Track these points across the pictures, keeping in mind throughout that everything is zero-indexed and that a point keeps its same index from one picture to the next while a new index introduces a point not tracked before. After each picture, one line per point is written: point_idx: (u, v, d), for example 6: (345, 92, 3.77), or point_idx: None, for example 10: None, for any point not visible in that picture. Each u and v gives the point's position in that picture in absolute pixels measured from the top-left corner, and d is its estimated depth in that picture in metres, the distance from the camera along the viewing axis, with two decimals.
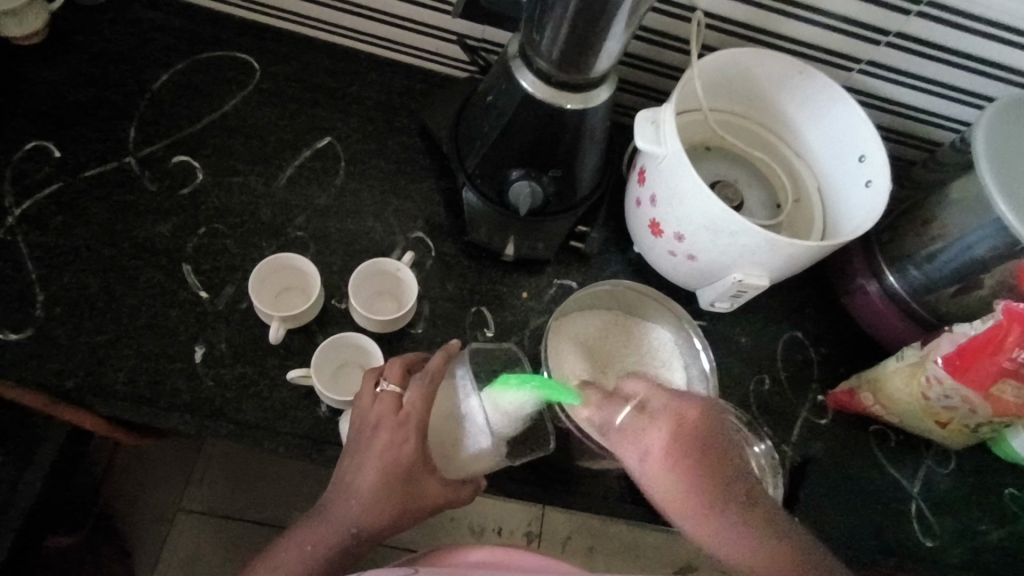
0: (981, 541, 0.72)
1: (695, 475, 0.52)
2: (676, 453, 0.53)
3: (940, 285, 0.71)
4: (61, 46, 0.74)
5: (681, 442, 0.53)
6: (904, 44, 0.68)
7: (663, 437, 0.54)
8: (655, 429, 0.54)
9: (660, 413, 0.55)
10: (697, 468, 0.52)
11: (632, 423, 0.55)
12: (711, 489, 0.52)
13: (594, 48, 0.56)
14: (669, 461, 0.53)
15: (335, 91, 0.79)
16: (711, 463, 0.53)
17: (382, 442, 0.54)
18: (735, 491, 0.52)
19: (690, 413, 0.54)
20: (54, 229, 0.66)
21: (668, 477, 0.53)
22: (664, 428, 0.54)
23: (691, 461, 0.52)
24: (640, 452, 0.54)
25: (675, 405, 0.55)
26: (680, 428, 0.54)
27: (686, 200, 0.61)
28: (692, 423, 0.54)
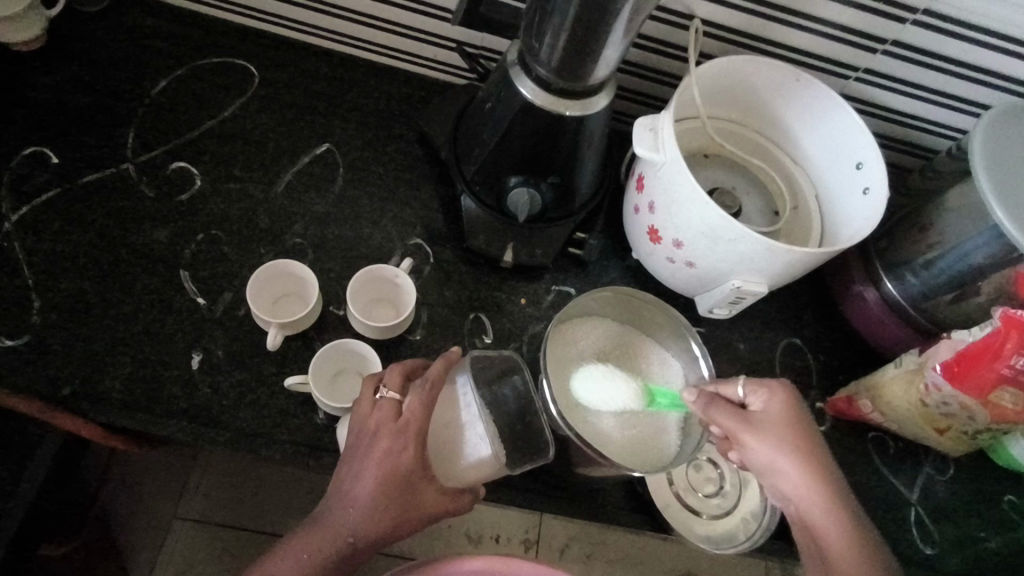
0: (981, 549, 0.71)
1: (813, 466, 0.55)
2: (793, 444, 0.55)
3: (937, 293, 0.71)
4: (59, 52, 0.74)
5: (793, 421, 0.56)
6: (900, 52, 0.68)
7: (784, 428, 0.56)
8: (779, 419, 0.56)
9: (781, 399, 0.57)
10: (812, 461, 0.55)
11: (764, 416, 0.57)
12: (830, 480, 0.54)
13: (594, 55, 0.56)
14: (804, 454, 0.55)
15: (334, 98, 0.79)
16: (819, 447, 0.56)
17: (381, 450, 0.54)
18: (840, 487, 0.54)
19: (790, 401, 0.57)
20: (52, 235, 0.66)
21: (803, 469, 0.54)
22: (777, 406, 0.57)
23: (801, 441, 0.55)
24: (780, 444, 0.55)
25: (776, 388, 0.57)
26: (792, 418, 0.56)
27: (686, 207, 0.61)
28: (794, 407, 0.57)
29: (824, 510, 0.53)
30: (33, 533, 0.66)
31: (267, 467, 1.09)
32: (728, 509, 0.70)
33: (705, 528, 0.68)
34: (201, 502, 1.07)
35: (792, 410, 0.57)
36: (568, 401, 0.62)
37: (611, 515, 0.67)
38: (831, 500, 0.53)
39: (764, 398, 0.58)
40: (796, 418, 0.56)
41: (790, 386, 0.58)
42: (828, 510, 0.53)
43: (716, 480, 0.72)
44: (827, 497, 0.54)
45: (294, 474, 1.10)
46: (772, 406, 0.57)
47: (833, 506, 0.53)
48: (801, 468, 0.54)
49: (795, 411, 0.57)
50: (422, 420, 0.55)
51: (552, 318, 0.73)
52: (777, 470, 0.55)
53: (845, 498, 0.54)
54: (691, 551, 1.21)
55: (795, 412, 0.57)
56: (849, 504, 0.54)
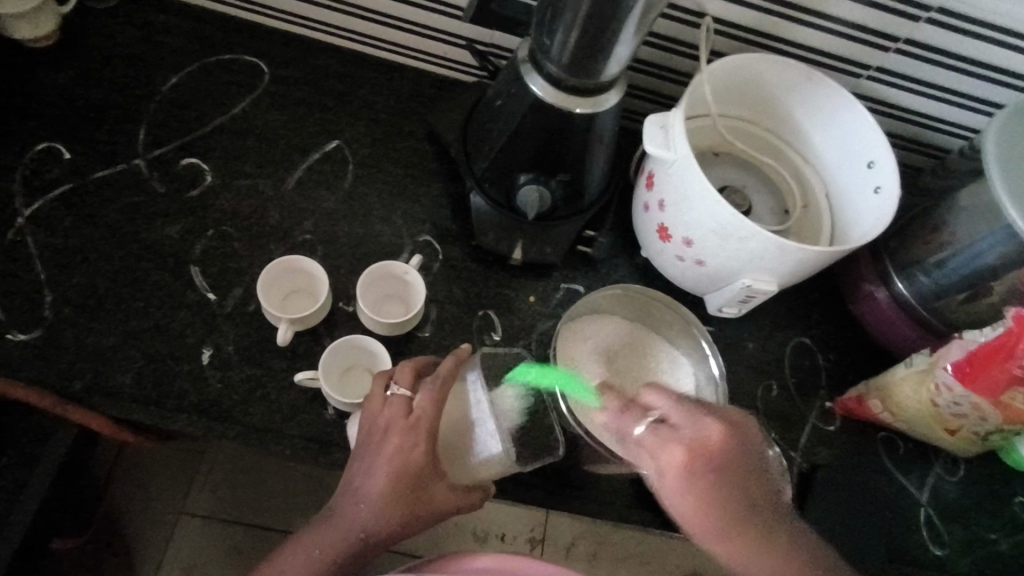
0: (991, 551, 0.71)
1: (711, 510, 0.51)
2: (687, 488, 0.52)
3: (948, 292, 0.70)
4: (72, 48, 0.74)
5: (695, 462, 0.52)
6: (913, 50, 0.68)
7: (683, 474, 0.52)
8: (676, 463, 0.52)
9: (670, 443, 0.52)
10: (705, 507, 0.51)
11: (664, 459, 0.53)
12: (736, 522, 0.52)
13: (605, 52, 0.56)
14: (693, 501, 0.52)
15: (344, 95, 0.79)
16: (713, 489, 0.51)
17: (392, 446, 0.54)
18: (744, 525, 0.52)
19: (712, 435, 0.52)
20: (64, 230, 0.66)
21: (698, 514, 0.52)
22: (676, 448, 0.52)
23: (704, 483, 0.51)
24: (677, 490, 0.52)
25: (666, 433, 0.53)
26: (692, 459, 0.52)
27: (697, 205, 0.61)
28: (716, 446, 0.52)
29: (719, 553, 0.52)
30: (44, 526, 0.67)
31: (273, 464, 1.09)
32: None
33: None
34: (208, 499, 1.08)
35: (706, 448, 0.52)
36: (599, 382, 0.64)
37: (619, 513, 0.66)
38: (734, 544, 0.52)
39: (666, 437, 0.53)
40: (708, 455, 0.51)
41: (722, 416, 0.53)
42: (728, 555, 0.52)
43: None
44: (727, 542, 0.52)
45: (301, 470, 1.10)
46: (669, 447, 0.52)
47: (730, 549, 0.52)
48: (699, 512, 0.52)
49: (690, 449, 0.52)
50: (434, 417, 0.55)
51: (561, 316, 0.73)
52: (681, 514, 0.53)
53: (753, 534, 0.52)
54: (698, 550, 1.21)
55: (691, 447, 0.52)
56: (743, 534, 0.52)
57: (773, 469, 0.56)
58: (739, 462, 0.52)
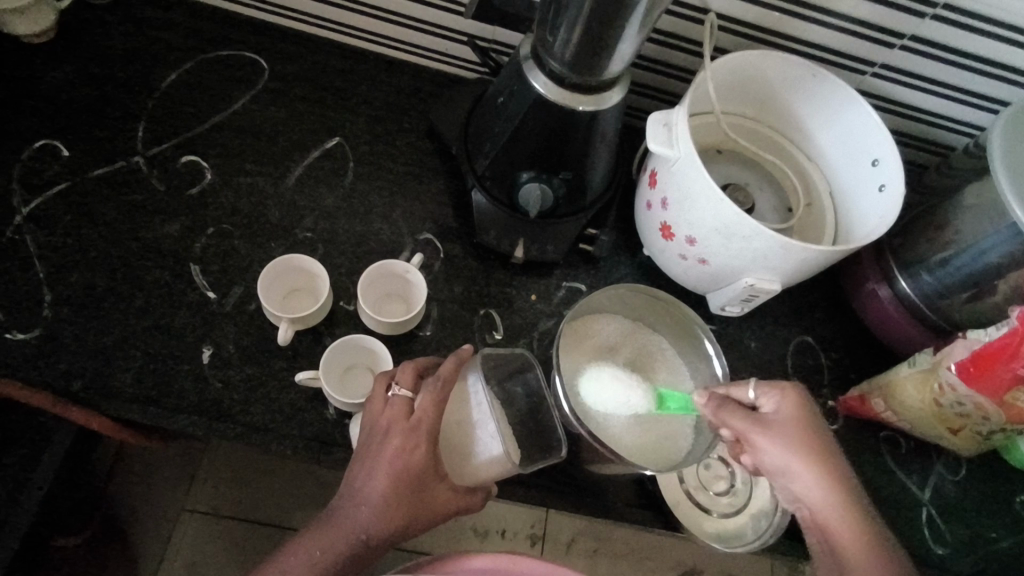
0: (993, 549, 0.71)
1: (830, 470, 0.52)
2: (810, 449, 0.53)
3: (953, 291, 0.70)
4: (70, 45, 0.73)
5: (805, 428, 0.54)
6: (918, 47, 0.67)
7: (795, 431, 0.54)
8: (792, 424, 0.54)
9: (794, 401, 0.55)
10: (843, 483, 0.52)
11: (775, 416, 0.55)
12: (844, 479, 0.53)
13: (609, 49, 0.55)
14: (819, 461, 0.53)
15: (344, 92, 0.79)
16: (837, 460, 0.53)
17: (394, 447, 0.54)
18: (856, 490, 0.53)
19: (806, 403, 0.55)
20: (63, 228, 0.66)
21: (817, 479, 0.52)
22: (786, 410, 0.54)
23: (816, 449, 0.53)
24: (793, 450, 0.53)
25: (787, 390, 0.55)
26: (802, 417, 0.54)
27: (699, 204, 0.61)
28: (813, 412, 0.55)
29: (842, 520, 0.51)
30: (45, 525, 0.66)
31: (274, 461, 1.09)
32: (738, 508, 0.69)
33: (714, 526, 0.68)
34: (209, 495, 1.08)
35: (800, 412, 0.55)
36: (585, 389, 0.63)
37: (620, 512, 0.66)
38: (847, 505, 0.51)
39: (771, 402, 0.55)
40: (817, 421, 0.55)
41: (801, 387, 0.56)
42: (843, 522, 0.51)
43: (727, 477, 0.72)
44: (844, 504, 0.51)
45: (302, 467, 1.10)
46: (790, 405, 0.55)
47: (858, 518, 0.51)
48: (816, 473, 0.52)
49: (816, 424, 0.54)
50: (434, 419, 0.55)
51: (562, 314, 0.72)
52: (791, 471, 0.53)
53: (864, 504, 0.52)
54: (698, 547, 1.21)
55: (807, 413, 0.55)
56: (871, 510, 0.52)
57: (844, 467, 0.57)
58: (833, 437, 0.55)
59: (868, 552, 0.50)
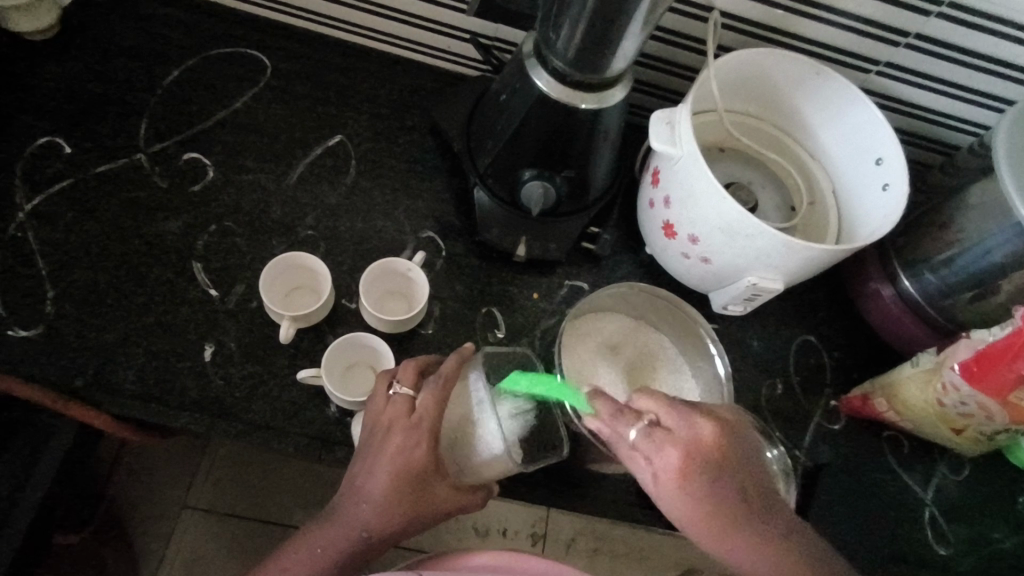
0: (995, 550, 0.71)
1: (720, 511, 0.51)
2: (698, 496, 0.51)
3: (957, 291, 0.70)
4: (72, 42, 0.73)
5: (691, 464, 0.51)
6: (922, 45, 0.67)
7: (681, 480, 0.51)
8: (679, 464, 0.51)
9: (661, 438, 0.51)
10: (721, 511, 0.51)
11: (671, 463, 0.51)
12: (723, 504, 0.51)
13: (612, 46, 0.55)
14: (707, 506, 0.51)
15: (346, 89, 0.78)
16: (718, 489, 0.51)
17: (395, 445, 0.54)
18: (742, 511, 0.51)
19: (704, 434, 0.52)
20: (65, 226, 0.66)
21: (701, 524, 0.51)
22: (672, 451, 0.51)
23: (697, 483, 0.50)
24: (680, 499, 0.51)
25: (685, 419, 0.52)
26: (687, 457, 0.51)
27: (702, 201, 0.61)
28: (701, 440, 0.51)
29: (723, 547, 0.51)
30: (47, 523, 0.66)
31: (275, 459, 1.09)
32: None
33: None
34: (210, 492, 1.08)
35: (698, 452, 0.51)
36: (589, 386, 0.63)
37: (622, 511, 0.66)
38: (732, 531, 0.51)
39: (649, 442, 0.52)
40: (716, 454, 0.51)
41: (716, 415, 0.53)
42: (743, 561, 0.51)
43: None
44: (727, 532, 0.51)
45: (303, 466, 1.10)
46: (670, 446, 0.51)
47: (738, 543, 0.51)
48: (687, 506, 0.51)
49: (696, 456, 0.51)
50: (435, 416, 0.55)
51: (564, 313, 0.72)
52: (662, 501, 0.52)
53: (753, 522, 0.51)
54: (700, 547, 1.20)
55: (703, 444, 0.52)
56: (758, 524, 0.52)
57: (760, 462, 0.55)
58: (733, 452, 0.52)
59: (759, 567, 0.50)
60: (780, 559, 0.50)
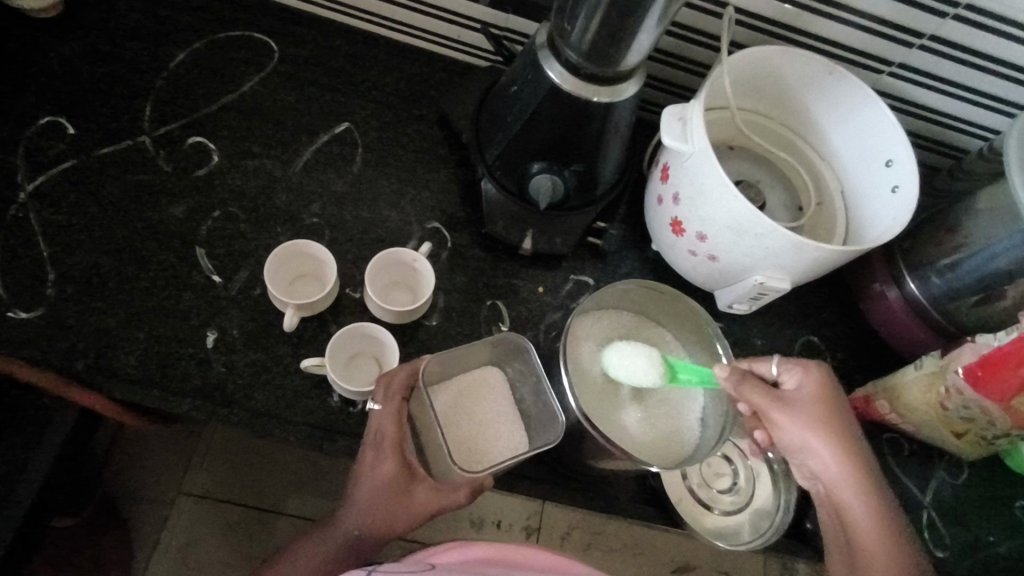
0: (991, 553, 0.71)
1: (849, 454, 0.55)
2: (843, 442, 0.56)
3: (961, 294, 0.70)
4: (77, 21, 0.72)
5: (831, 406, 0.57)
6: (937, 47, 0.66)
7: (826, 418, 0.56)
8: (816, 402, 0.56)
9: (816, 378, 0.57)
10: (854, 457, 0.55)
11: (797, 398, 0.57)
12: (860, 454, 0.56)
13: (627, 40, 0.54)
14: (845, 444, 0.56)
15: (353, 76, 0.77)
16: (857, 439, 0.56)
17: (367, 461, 0.56)
18: (870, 471, 0.56)
19: (826, 383, 0.57)
20: (68, 207, 0.65)
21: (842, 463, 0.55)
22: (811, 386, 0.57)
23: (837, 424, 0.56)
24: (835, 447, 0.55)
25: (812, 371, 0.58)
26: (826, 402, 0.57)
27: (712, 199, 0.60)
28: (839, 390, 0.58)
29: (854, 497, 0.54)
30: (45, 507, 0.66)
31: (272, 447, 1.09)
32: (741, 505, 0.69)
33: (714, 522, 0.68)
34: (205, 479, 1.07)
35: (840, 395, 0.58)
36: (592, 383, 0.63)
37: (622, 506, 0.66)
38: (861, 479, 0.55)
39: (797, 379, 0.58)
40: (836, 399, 0.57)
41: (824, 367, 0.58)
42: (862, 499, 0.54)
43: (729, 474, 0.71)
44: (857, 478, 0.55)
45: (299, 453, 1.10)
46: (813, 386, 0.57)
47: (864, 493, 0.55)
48: (831, 441, 0.55)
49: (834, 404, 0.57)
50: (396, 425, 0.56)
51: (568, 309, 0.72)
52: (809, 444, 0.56)
53: (878, 485, 0.56)
54: (691, 542, 1.21)
55: (827, 392, 0.57)
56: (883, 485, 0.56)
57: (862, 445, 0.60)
58: (846, 407, 0.57)
59: (879, 525, 0.54)
60: (891, 519, 0.54)
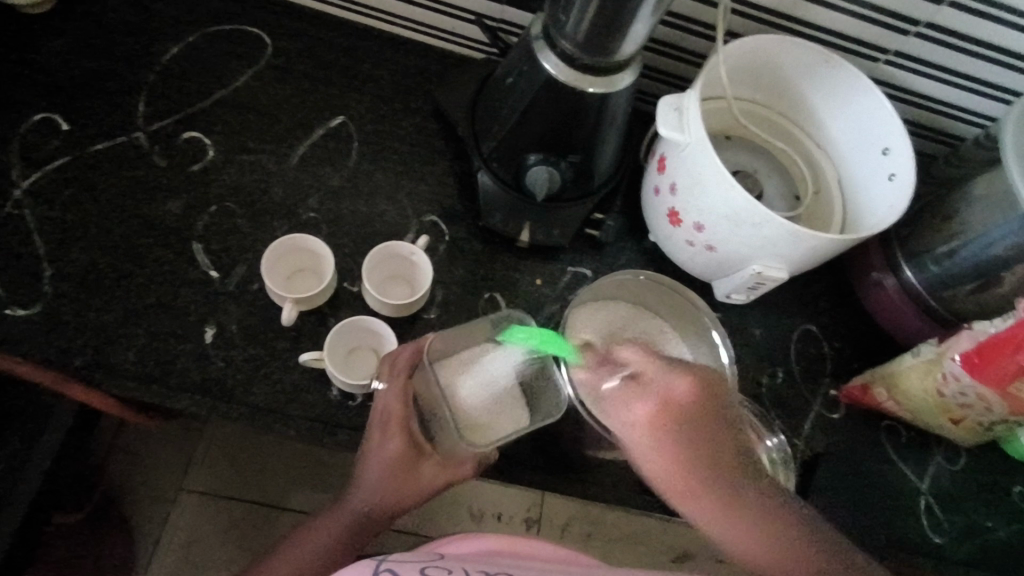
0: (988, 538, 0.71)
1: (680, 466, 0.54)
2: (677, 454, 0.54)
3: (958, 281, 0.70)
4: (69, 16, 0.72)
5: (662, 418, 0.55)
6: (933, 34, 0.66)
7: (654, 429, 0.55)
8: (646, 418, 0.55)
9: (680, 383, 0.55)
10: (696, 468, 0.54)
11: (632, 412, 0.56)
12: (685, 464, 0.54)
13: (623, 30, 0.54)
14: (673, 457, 0.54)
15: (348, 69, 0.77)
16: (683, 451, 0.54)
17: (374, 441, 0.59)
18: (738, 477, 0.55)
19: (680, 389, 0.55)
20: (63, 204, 0.65)
21: (667, 473, 0.55)
22: (643, 399, 0.55)
23: (670, 437, 0.54)
24: (654, 456, 0.55)
25: (679, 378, 0.55)
26: (694, 411, 0.55)
27: (709, 189, 0.60)
28: (679, 398, 0.55)
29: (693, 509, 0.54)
30: (47, 504, 0.66)
31: (272, 443, 1.09)
32: None
33: None
34: (206, 475, 1.07)
35: (692, 401, 0.55)
36: None
37: (623, 496, 0.67)
38: (681, 488, 0.54)
39: (662, 385, 0.55)
40: (689, 407, 0.55)
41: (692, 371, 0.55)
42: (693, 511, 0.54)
43: None
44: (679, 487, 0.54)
45: (299, 448, 1.10)
46: (667, 395, 0.55)
47: (710, 507, 0.53)
48: (660, 456, 0.55)
49: (663, 416, 0.55)
50: (402, 405, 0.59)
51: (566, 300, 0.72)
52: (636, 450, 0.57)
53: (741, 495, 0.54)
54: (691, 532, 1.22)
55: (689, 401, 0.55)
56: (748, 494, 0.54)
57: (741, 436, 0.57)
58: (708, 412, 0.55)
59: (754, 540, 0.52)
60: (754, 531, 0.52)
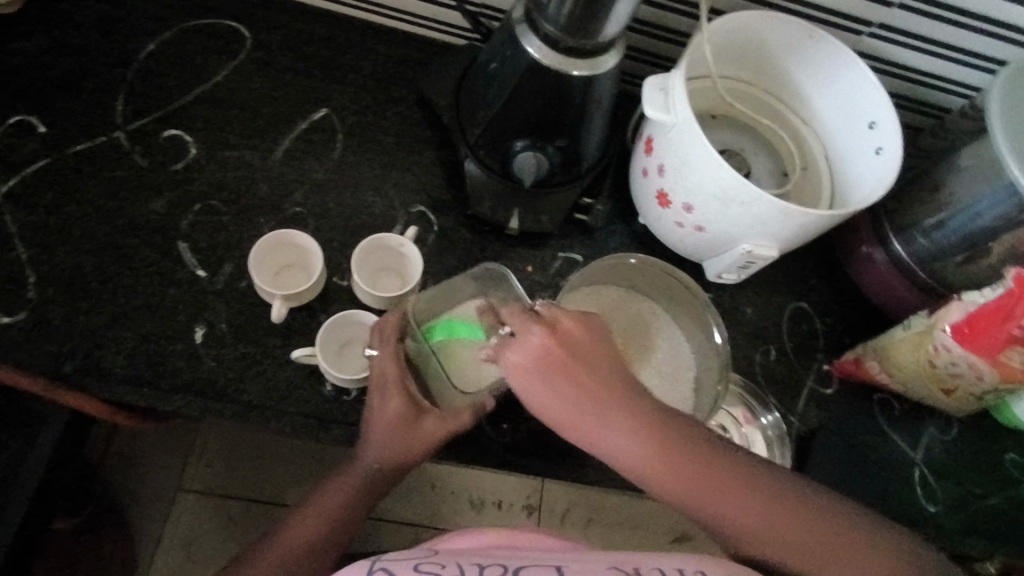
0: (982, 506, 0.72)
1: (563, 418, 0.53)
2: (554, 407, 0.53)
3: (947, 253, 0.71)
4: (41, 15, 0.70)
5: (528, 373, 0.53)
6: (917, 6, 0.66)
7: (528, 386, 0.53)
8: (519, 372, 0.53)
9: (530, 342, 0.53)
10: (581, 419, 0.52)
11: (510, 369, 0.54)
12: (569, 417, 0.53)
13: (605, 11, 0.54)
14: (556, 409, 0.53)
15: (329, 61, 0.76)
16: (561, 404, 0.52)
17: (375, 405, 0.59)
18: (631, 423, 0.52)
19: (538, 345, 0.52)
20: (44, 208, 0.64)
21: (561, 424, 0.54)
22: (510, 356, 0.53)
23: (544, 391, 0.53)
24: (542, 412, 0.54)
25: (528, 337, 0.53)
26: (554, 367, 0.52)
27: (697, 169, 0.60)
28: (546, 350, 0.52)
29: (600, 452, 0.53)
30: (44, 510, 0.66)
31: (268, 440, 1.09)
32: None
33: None
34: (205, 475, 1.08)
35: (564, 354, 0.53)
36: None
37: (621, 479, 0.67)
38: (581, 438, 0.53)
39: (518, 342, 0.53)
40: (553, 360, 0.52)
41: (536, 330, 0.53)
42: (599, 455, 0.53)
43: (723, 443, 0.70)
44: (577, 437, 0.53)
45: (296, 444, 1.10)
46: (526, 353, 0.53)
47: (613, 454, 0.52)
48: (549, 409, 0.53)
49: (530, 371, 0.53)
50: (397, 366, 0.60)
51: (558, 286, 0.72)
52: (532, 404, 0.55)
53: (636, 438, 0.52)
54: None
55: (549, 357, 0.52)
56: (650, 433, 0.52)
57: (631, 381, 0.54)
58: (576, 366, 0.52)
59: (666, 478, 0.51)
60: (664, 469, 0.51)
